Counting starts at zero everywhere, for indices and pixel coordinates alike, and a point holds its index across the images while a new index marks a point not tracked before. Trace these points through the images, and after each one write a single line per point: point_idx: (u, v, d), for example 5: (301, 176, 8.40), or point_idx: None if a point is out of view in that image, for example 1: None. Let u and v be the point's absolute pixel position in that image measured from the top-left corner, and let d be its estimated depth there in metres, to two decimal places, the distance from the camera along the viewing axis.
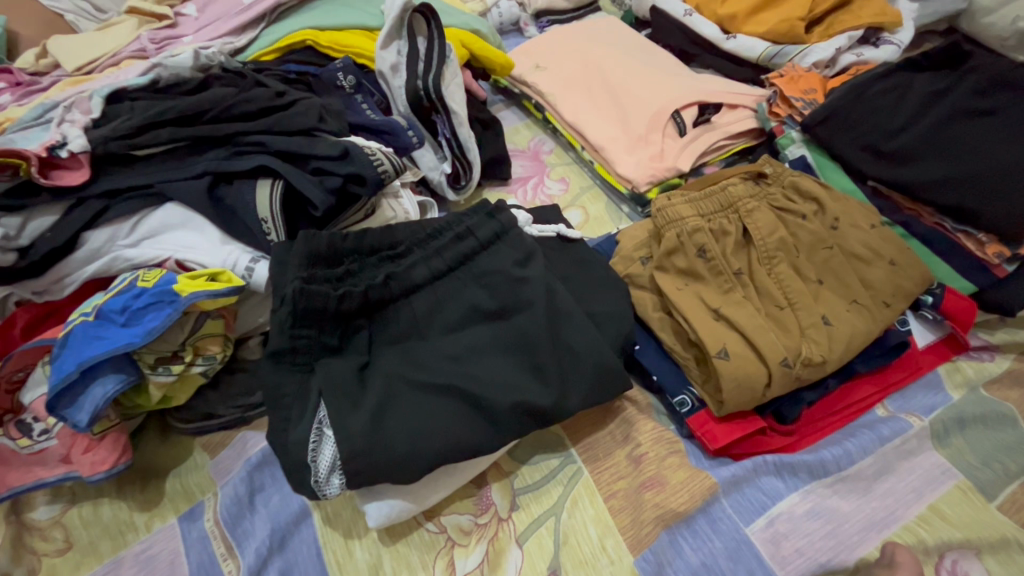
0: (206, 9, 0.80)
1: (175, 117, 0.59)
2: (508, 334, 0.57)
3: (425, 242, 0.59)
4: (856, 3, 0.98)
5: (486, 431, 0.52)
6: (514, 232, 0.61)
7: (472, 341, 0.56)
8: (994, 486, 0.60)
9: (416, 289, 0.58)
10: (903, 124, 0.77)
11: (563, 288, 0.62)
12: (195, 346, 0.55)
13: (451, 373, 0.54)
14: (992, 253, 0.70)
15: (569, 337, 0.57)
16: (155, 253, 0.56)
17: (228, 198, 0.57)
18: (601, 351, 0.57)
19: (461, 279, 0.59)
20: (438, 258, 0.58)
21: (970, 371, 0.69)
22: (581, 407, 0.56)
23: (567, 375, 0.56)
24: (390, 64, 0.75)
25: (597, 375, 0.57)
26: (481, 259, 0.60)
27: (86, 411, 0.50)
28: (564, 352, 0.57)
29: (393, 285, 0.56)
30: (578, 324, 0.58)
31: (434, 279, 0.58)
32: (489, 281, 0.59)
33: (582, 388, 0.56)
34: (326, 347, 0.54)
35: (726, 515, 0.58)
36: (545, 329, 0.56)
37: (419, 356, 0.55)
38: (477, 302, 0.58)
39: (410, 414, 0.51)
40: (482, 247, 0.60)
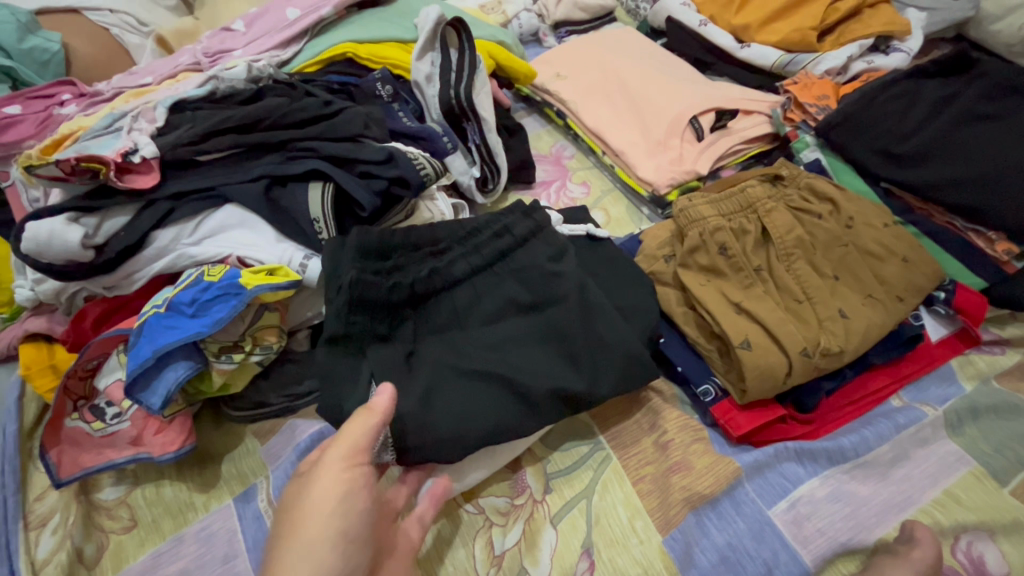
0: (253, 25, 0.85)
1: (235, 125, 0.65)
2: (541, 324, 0.61)
3: (465, 239, 0.64)
4: (866, 12, 1.02)
5: (526, 413, 0.56)
6: (549, 231, 0.66)
7: (510, 332, 0.61)
8: (1007, 472, 0.63)
9: (457, 283, 0.62)
10: (914, 128, 0.80)
11: (594, 284, 0.65)
12: (254, 336, 0.60)
13: (491, 361, 0.58)
14: (1001, 250, 0.73)
15: (600, 326, 0.61)
16: (217, 251, 0.60)
17: (282, 200, 0.62)
18: (631, 342, 0.61)
19: (499, 274, 0.63)
20: (478, 254, 0.63)
21: (983, 364, 0.73)
22: (613, 392, 0.60)
23: (599, 364, 0.60)
24: (425, 75, 0.80)
25: (627, 365, 0.60)
26: (516, 257, 0.64)
27: (159, 394, 0.55)
28: (596, 341, 0.61)
29: (437, 278, 0.61)
30: (609, 316, 0.62)
31: (472, 274, 0.63)
32: (525, 276, 0.63)
33: (613, 373, 0.60)
34: (376, 334, 0.58)
35: (749, 498, 0.61)
36: (578, 320, 0.60)
37: (460, 344, 0.59)
38: (514, 295, 0.62)
39: (456, 398, 0.55)
40: (517, 244, 0.64)
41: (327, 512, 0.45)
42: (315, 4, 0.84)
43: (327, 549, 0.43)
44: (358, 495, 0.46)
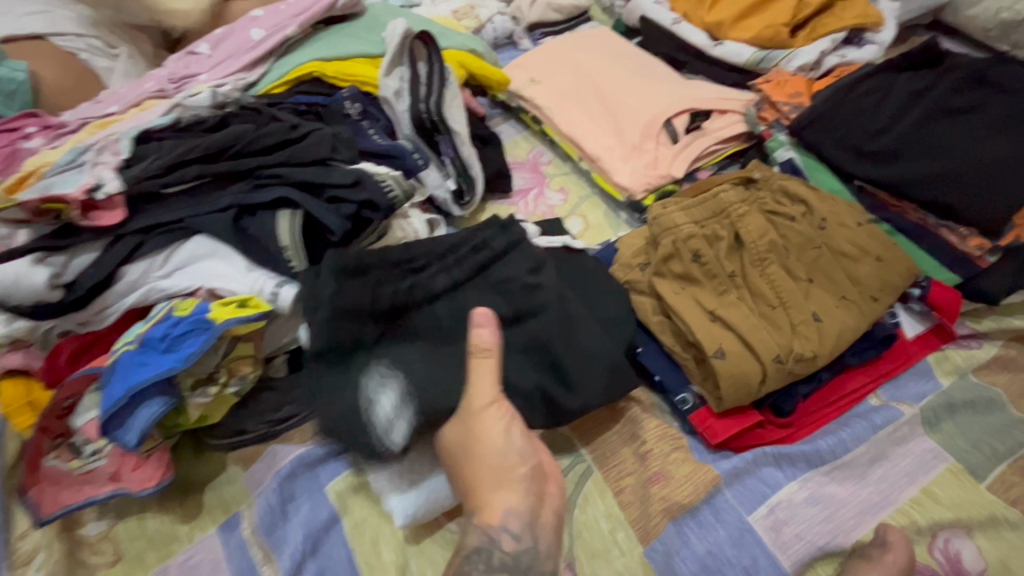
0: (218, 47, 0.83)
1: (200, 156, 0.64)
2: (524, 338, 0.61)
3: (444, 254, 0.64)
4: (839, 5, 1.02)
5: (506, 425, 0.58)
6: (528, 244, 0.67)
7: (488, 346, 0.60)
8: (984, 468, 0.63)
9: (438, 296, 0.63)
10: (886, 124, 0.80)
11: (573, 296, 0.67)
12: (229, 367, 0.60)
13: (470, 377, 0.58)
14: (974, 246, 0.73)
15: (577, 336, 0.62)
16: (187, 283, 0.61)
17: (251, 228, 0.62)
18: (610, 351, 0.62)
19: (479, 287, 0.64)
20: (456, 269, 0.64)
21: (960, 359, 0.73)
22: (599, 400, 0.61)
23: (581, 375, 0.61)
24: (394, 91, 0.79)
25: (610, 372, 0.61)
26: (491, 269, 0.65)
27: (134, 432, 0.55)
28: (578, 352, 0.61)
29: (417, 292, 0.62)
30: (588, 328, 0.63)
31: (454, 287, 0.63)
32: (505, 288, 0.64)
33: (599, 381, 0.61)
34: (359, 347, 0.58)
35: (729, 505, 0.62)
36: (560, 334, 0.61)
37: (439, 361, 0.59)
38: (493, 309, 0.62)
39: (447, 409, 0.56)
40: (500, 254, 0.65)
41: (499, 444, 0.52)
42: (280, 23, 0.83)
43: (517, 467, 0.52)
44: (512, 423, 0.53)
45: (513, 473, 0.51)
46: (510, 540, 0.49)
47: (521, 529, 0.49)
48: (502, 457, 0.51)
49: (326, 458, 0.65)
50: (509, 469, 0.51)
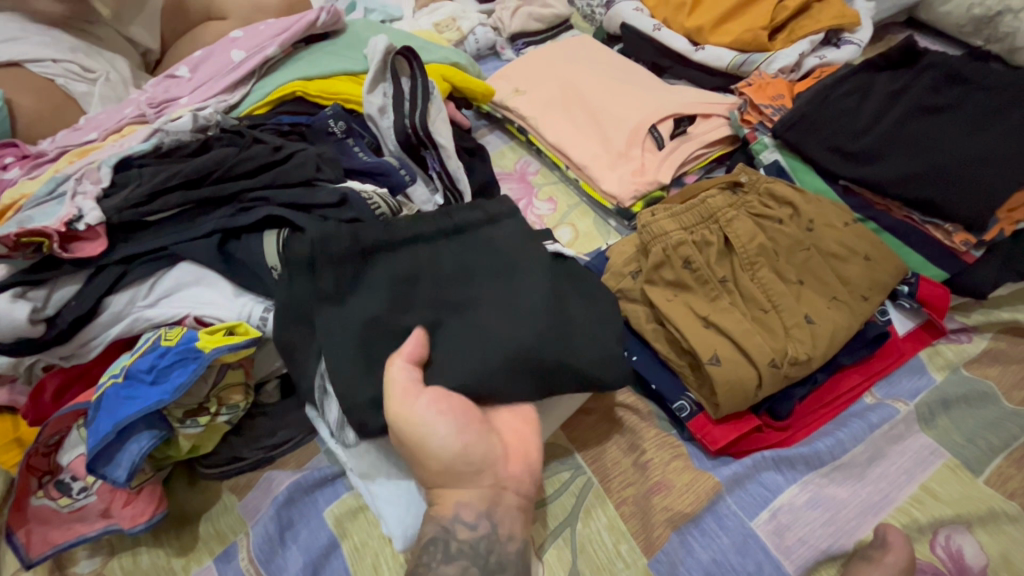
0: (198, 69, 0.83)
1: (182, 181, 0.63)
2: (514, 301, 0.58)
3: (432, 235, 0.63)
4: (815, 7, 1.03)
5: (503, 387, 0.55)
6: (524, 228, 0.66)
7: (475, 293, 0.60)
8: (980, 462, 0.64)
9: (424, 245, 0.62)
10: (868, 124, 0.81)
11: (570, 280, 0.64)
12: (219, 397, 0.58)
13: (454, 319, 0.58)
14: (959, 241, 0.73)
15: (559, 307, 0.59)
16: (174, 311, 0.60)
17: (237, 253, 0.61)
18: (602, 340, 0.59)
19: (469, 241, 0.64)
20: (442, 241, 0.63)
21: (951, 354, 0.74)
22: (598, 368, 0.58)
23: (575, 339, 0.58)
24: (377, 107, 0.79)
25: (601, 363, 0.58)
26: (475, 232, 0.64)
27: (124, 467, 0.54)
28: (566, 323, 0.59)
29: (394, 235, 0.61)
30: (578, 312, 0.61)
31: (441, 237, 0.63)
32: (495, 244, 0.64)
33: (593, 351, 0.58)
34: (325, 295, 0.57)
35: (731, 511, 0.61)
36: (546, 280, 0.61)
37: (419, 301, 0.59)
38: (491, 274, 0.61)
39: (445, 377, 0.54)
40: (499, 239, 0.64)
41: (443, 453, 0.49)
42: (260, 43, 0.82)
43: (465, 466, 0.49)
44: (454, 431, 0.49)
45: (461, 468, 0.49)
46: (465, 530, 0.48)
47: (477, 520, 0.49)
48: (451, 459, 0.49)
49: (323, 481, 0.64)
50: (457, 474, 0.49)
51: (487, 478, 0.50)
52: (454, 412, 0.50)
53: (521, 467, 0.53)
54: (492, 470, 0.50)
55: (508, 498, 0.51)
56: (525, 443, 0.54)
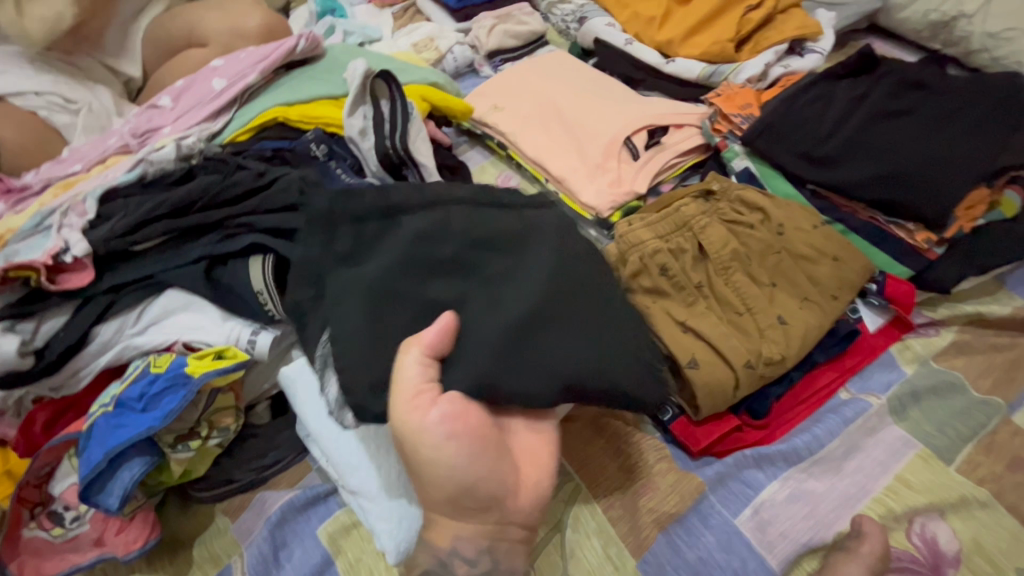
0: (180, 98, 0.84)
1: (168, 211, 0.64)
2: (530, 294, 0.56)
3: (459, 223, 0.61)
4: (778, 18, 1.08)
5: (507, 385, 0.53)
6: (562, 214, 0.64)
7: (503, 267, 0.59)
8: (950, 452, 0.67)
9: (453, 215, 0.62)
10: (831, 130, 0.83)
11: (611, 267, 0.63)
12: (210, 420, 0.59)
13: (476, 289, 0.58)
14: (922, 239, 0.77)
15: (579, 307, 0.57)
16: (163, 338, 0.61)
17: (224, 278, 0.63)
18: (637, 337, 0.58)
19: (502, 214, 0.63)
20: (466, 229, 0.61)
21: (919, 348, 0.76)
22: (634, 384, 0.56)
23: (607, 333, 0.57)
24: (358, 129, 0.80)
25: (634, 361, 0.57)
26: (503, 221, 0.62)
27: (117, 494, 0.54)
28: (587, 322, 0.56)
29: (416, 202, 0.62)
30: (620, 307, 0.59)
31: (473, 209, 0.63)
32: (534, 223, 0.62)
33: (627, 363, 0.56)
34: (335, 256, 0.59)
35: (715, 510, 0.64)
36: (576, 259, 0.60)
37: (428, 268, 0.59)
38: (531, 258, 0.59)
39: (457, 361, 0.53)
40: (535, 226, 0.62)
41: (446, 478, 0.47)
42: (240, 71, 0.84)
43: (468, 494, 0.48)
44: (473, 458, 0.47)
45: (464, 500, 0.48)
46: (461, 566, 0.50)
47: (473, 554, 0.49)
48: (455, 486, 0.48)
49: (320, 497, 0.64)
50: (457, 502, 0.48)
51: (493, 515, 0.49)
52: (468, 438, 0.48)
53: (532, 502, 0.51)
54: (500, 506, 0.49)
55: (513, 532, 0.51)
56: (539, 471, 0.53)
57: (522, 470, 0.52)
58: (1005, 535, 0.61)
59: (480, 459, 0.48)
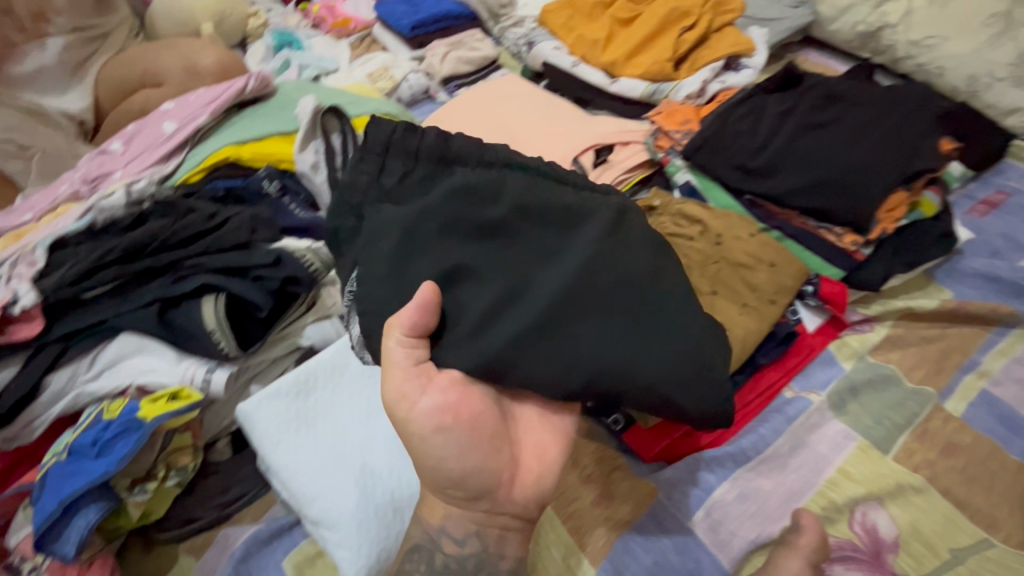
0: (131, 142, 0.85)
1: (118, 257, 0.65)
2: (565, 277, 0.54)
3: (516, 190, 0.59)
4: (713, 39, 1.14)
5: (523, 369, 0.51)
6: (616, 205, 0.61)
7: (537, 248, 0.58)
8: (888, 441, 0.71)
9: (505, 181, 0.60)
10: (764, 141, 0.88)
11: (661, 259, 0.59)
12: (168, 461, 0.61)
13: (507, 271, 0.56)
14: (848, 242, 0.82)
15: (614, 299, 0.54)
16: (116, 383, 0.62)
17: (177, 320, 0.63)
18: (680, 341, 0.54)
19: (549, 196, 0.60)
20: (519, 197, 0.59)
21: (856, 344, 0.80)
22: (669, 384, 0.52)
23: (644, 334, 0.53)
24: (310, 164, 0.81)
25: (672, 368, 0.53)
26: (559, 199, 0.60)
27: (72, 542, 0.54)
28: (624, 315, 0.54)
29: (474, 156, 0.64)
30: (666, 310, 0.55)
31: (525, 177, 0.62)
32: (583, 210, 0.59)
33: (666, 364, 0.52)
34: (382, 187, 0.63)
35: (669, 514, 0.66)
36: (619, 251, 0.57)
37: (460, 230, 0.58)
38: (572, 247, 0.57)
39: (466, 344, 0.53)
40: (594, 208, 0.59)
41: (437, 465, 0.51)
42: (191, 113, 0.86)
43: (457, 482, 0.52)
44: (459, 448, 0.51)
45: (451, 487, 0.52)
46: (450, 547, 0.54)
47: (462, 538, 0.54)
48: (445, 474, 0.51)
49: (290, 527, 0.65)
50: (444, 487, 0.52)
51: (482, 505, 0.53)
52: (457, 431, 0.51)
53: (527, 494, 0.54)
54: (491, 497, 0.52)
55: (505, 520, 0.54)
56: (544, 467, 0.55)
57: (524, 464, 0.54)
58: (940, 519, 0.65)
59: (468, 447, 0.51)
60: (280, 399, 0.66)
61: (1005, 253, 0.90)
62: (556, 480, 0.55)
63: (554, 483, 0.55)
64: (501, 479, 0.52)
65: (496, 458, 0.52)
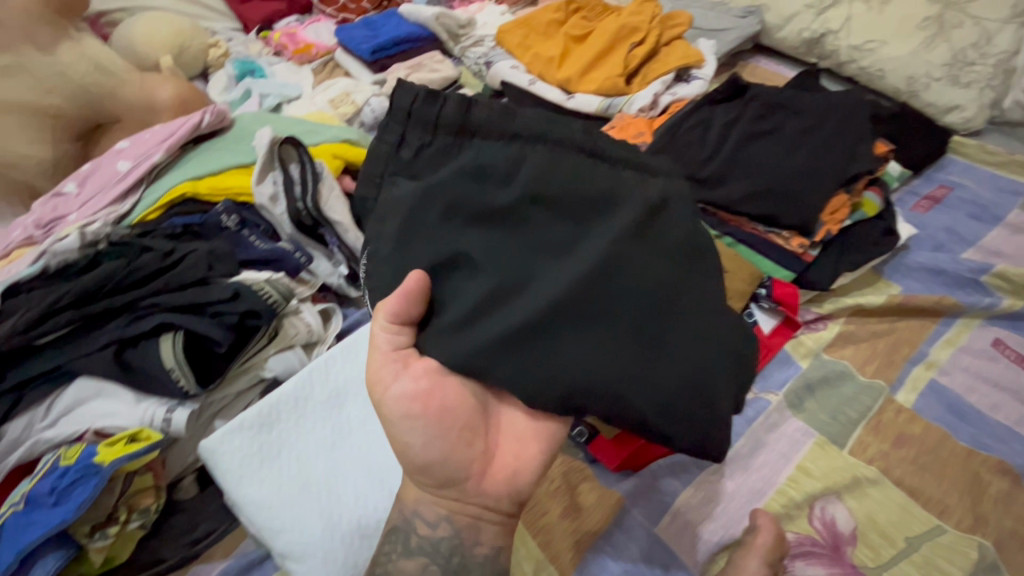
0: (86, 183, 0.85)
1: (72, 300, 0.65)
2: (566, 278, 0.50)
3: (531, 172, 0.54)
4: (663, 52, 1.19)
5: (501, 375, 0.48)
6: (647, 200, 0.53)
7: (541, 240, 0.53)
8: (843, 436, 0.73)
9: (517, 166, 0.54)
10: (713, 151, 0.90)
11: (680, 269, 0.53)
12: (128, 504, 0.60)
13: (503, 267, 0.51)
14: (795, 245, 0.85)
15: (613, 308, 0.50)
16: (73, 429, 0.62)
17: (135, 361, 0.64)
18: (678, 369, 0.49)
19: (566, 183, 0.53)
20: (533, 183, 0.53)
21: (811, 342, 0.83)
22: (656, 413, 0.48)
23: (642, 351, 0.49)
24: (268, 196, 0.82)
25: (662, 399, 0.48)
26: (581, 189, 0.53)
27: None
28: (625, 327, 0.49)
29: (502, 126, 0.56)
30: (672, 328, 0.50)
31: (545, 157, 0.54)
32: (602, 204, 0.53)
33: (659, 390, 0.48)
34: (400, 161, 0.60)
35: (637, 522, 0.68)
36: (631, 254, 0.51)
37: (460, 219, 0.53)
38: (581, 246, 0.52)
39: (451, 340, 0.50)
40: (624, 198, 0.53)
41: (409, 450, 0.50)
42: (146, 151, 0.86)
43: (427, 469, 0.51)
44: (430, 430, 0.50)
45: (421, 471, 0.51)
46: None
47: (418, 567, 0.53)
48: (415, 459, 0.50)
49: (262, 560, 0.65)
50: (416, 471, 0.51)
51: (449, 492, 0.52)
52: (425, 418, 0.49)
53: (498, 487, 0.52)
54: (459, 487, 0.51)
55: (474, 510, 0.52)
56: (519, 464, 0.52)
57: (498, 457, 0.52)
58: (895, 508, 0.67)
59: (440, 430, 0.50)
60: (244, 432, 0.65)
61: (948, 246, 0.95)
62: (532, 476, 0.53)
63: (528, 478, 0.53)
64: (471, 471, 0.51)
65: (467, 448, 0.51)
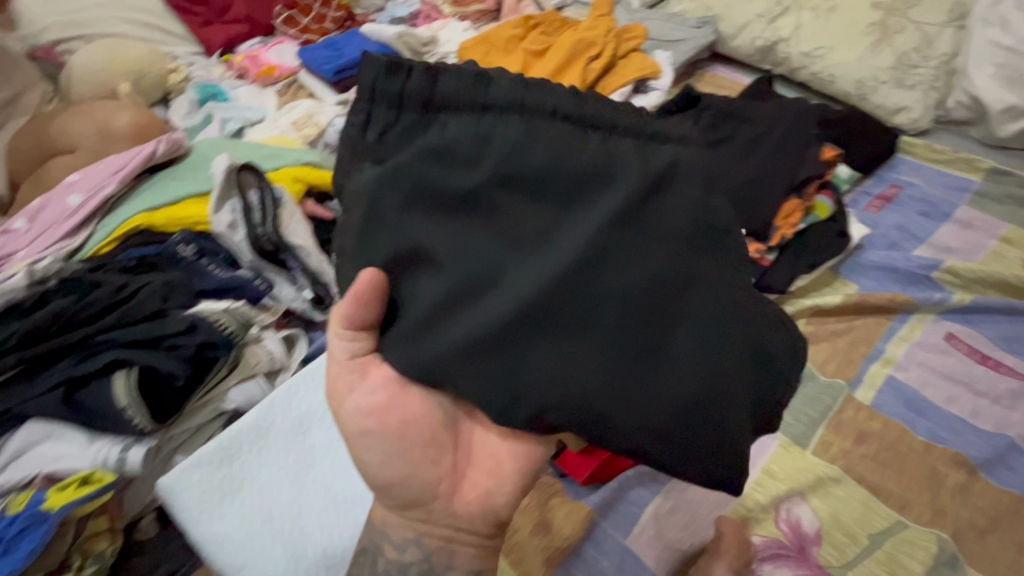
0: (36, 218, 0.83)
1: (18, 341, 0.63)
2: (546, 278, 0.40)
3: (505, 146, 0.41)
4: (620, 64, 1.21)
5: (463, 390, 0.40)
6: (656, 176, 0.41)
7: (517, 231, 0.42)
8: (806, 437, 0.75)
9: (488, 137, 0.41)
10: None
11: (695, 260, 0.42)
12: (82, 549, 0.59)
13: (470, 271, 0.41)
14: (754, 251, 0.86)
15: (604, 311, 0.40)
16: (22, 474, 0.61)
17: (86, 400, 0.62)
18: (681, 386, 0.40)
19: (551, 158, 0.41)
20: (510, 158, 0.41)
21: None
22: (653, 438, 0.40)
23: (637, 365, 0.40)
24: (227, 224, 0.80)
25: (661, 422, 0.39)
26: (574, 162, 0.41)
27: None
28: (618, 337, 0.40)
29: (478, 85, 0.42)
30: (677, 336, 0.40)
31: (526, 124, 0.41)
32: (597, 183, 0.41)
33: (657, 412, 0.39)
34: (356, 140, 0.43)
35: (607, 534, 0.68)
36: (630, 247, 0.41)
37: (420, 213, 0.42)
38: (566, 238, 0.41)
39: (410, 358, 0.41)
40: (626, 174, 0.41)
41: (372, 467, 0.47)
42: (98, 183, 0.84)
43: (392, 489, 0.48)
44: (393, 450, 0.46)
45: (385, 489, 0.48)
46: None
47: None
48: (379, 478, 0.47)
49: None
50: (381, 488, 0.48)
51: (416, 513, 0.49)
52: (385, 437, 0.46)
53: (471, 507, 0.48)
54: (428, 508, 0.48)
55: (443, 531, 0.50)
56: (494, 482, 0.48)
57: (470, 477, 0.48)
58: (857, 506, 0.68)
59: (404, 450, 0.46)
60: (202, 468, 0.64)
61: (901, 244, 0.98)
62: (510, 494, 0.49)
63: (504, 494, 0.49)
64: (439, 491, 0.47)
65: (433, 468, 0.47)
